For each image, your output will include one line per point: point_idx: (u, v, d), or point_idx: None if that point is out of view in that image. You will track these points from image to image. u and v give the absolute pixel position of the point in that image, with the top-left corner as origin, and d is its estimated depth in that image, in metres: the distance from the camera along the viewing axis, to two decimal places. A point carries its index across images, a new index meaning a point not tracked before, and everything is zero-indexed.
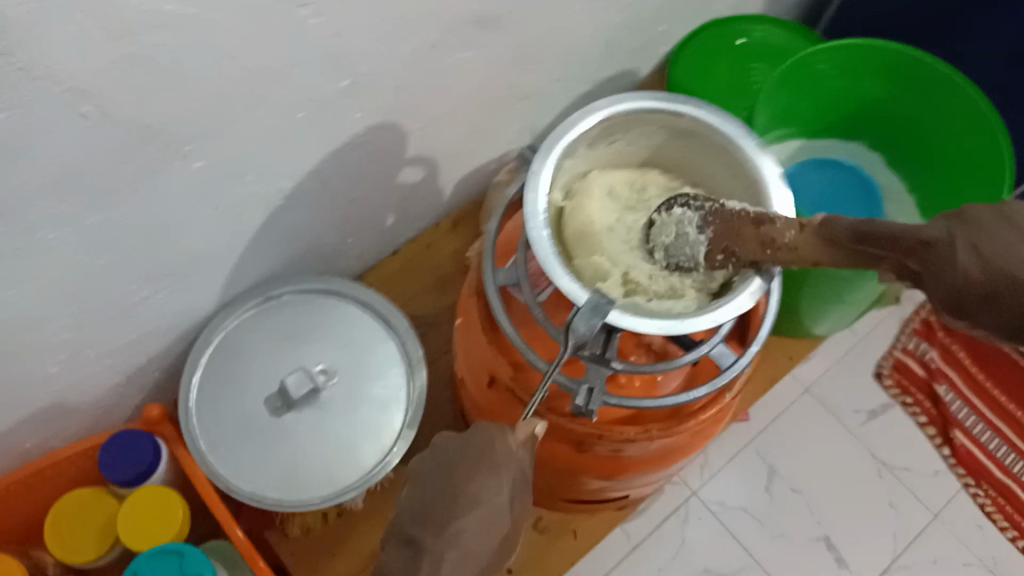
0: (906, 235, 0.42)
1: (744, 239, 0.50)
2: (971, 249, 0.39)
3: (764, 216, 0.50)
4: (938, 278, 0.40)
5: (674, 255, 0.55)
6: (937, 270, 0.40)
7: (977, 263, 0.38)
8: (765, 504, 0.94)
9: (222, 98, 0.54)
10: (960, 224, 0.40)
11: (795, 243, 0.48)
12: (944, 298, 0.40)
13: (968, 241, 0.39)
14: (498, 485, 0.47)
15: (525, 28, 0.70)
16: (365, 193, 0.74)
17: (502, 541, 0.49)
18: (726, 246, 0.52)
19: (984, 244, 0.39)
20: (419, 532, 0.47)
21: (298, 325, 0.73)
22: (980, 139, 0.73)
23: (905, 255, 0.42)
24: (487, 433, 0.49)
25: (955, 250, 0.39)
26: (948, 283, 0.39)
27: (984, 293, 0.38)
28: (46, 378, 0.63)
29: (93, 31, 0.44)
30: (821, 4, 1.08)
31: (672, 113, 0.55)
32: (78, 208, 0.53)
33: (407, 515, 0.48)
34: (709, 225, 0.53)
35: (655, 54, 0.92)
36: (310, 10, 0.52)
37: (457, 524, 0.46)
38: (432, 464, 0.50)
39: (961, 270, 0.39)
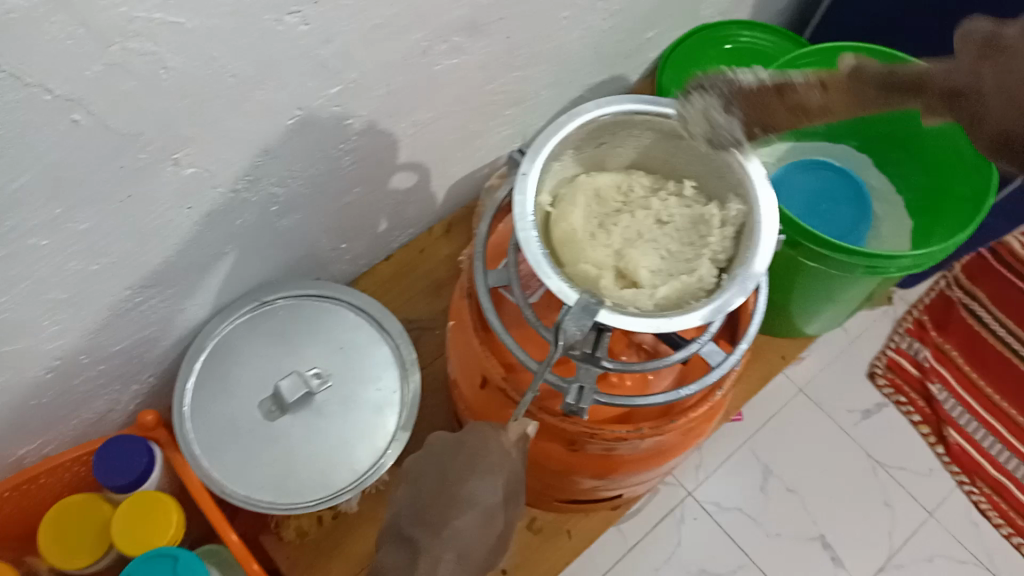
0: (941, 80, 0.45)
1: (774, 106, 0.52)
2: (1003, 89, 0.41)
3: (785, 85, 0.52)
4: (977, 122, 0.43)
5: (717, 140, 0.54)
6: (974, 117, 0.43)
7: (1008, 103, 0.41)
8: (760, 504, 0.95)
9: (211, 103, 0.54)
10: (992, 57, 0.42)
11: (827, 102, 0.51)
12: (988, 136, 0.43)
13: (998, 78, 0.41)
14: (493, 483, 0.48)
15: (514, 33, 0.71)
16: (358, 198, 0.74)
17: (499, 541, 0.49)
18: (761, 122, 0.52)
19: (1015, 89, 0.40)
20: (417, 533, 0.47)
21: (292, 330, 0.73)
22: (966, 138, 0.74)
23: (944, 102, 0.45)
24: (480, 435, 0.50)
25: (988, 91, 0.42)
26: (984, 127, 0.43)
27: (1019, 133, 0.41)
28: (40, 384, 0.63)
29: (81, 38, 0.44)
30: (809, 9, 1.09)
31: (658, 114, 0.56)
32: (70, 214, 0.53)
33: (404, 516, 0.48)
34: (735, 104, 0.53)
35: (644, 59, 0.93)
36: (298, 17, 0.53)
37: (454, 524, 0.46)
38: (427, 466, 0.50)
39: (995, 110, 0.42)
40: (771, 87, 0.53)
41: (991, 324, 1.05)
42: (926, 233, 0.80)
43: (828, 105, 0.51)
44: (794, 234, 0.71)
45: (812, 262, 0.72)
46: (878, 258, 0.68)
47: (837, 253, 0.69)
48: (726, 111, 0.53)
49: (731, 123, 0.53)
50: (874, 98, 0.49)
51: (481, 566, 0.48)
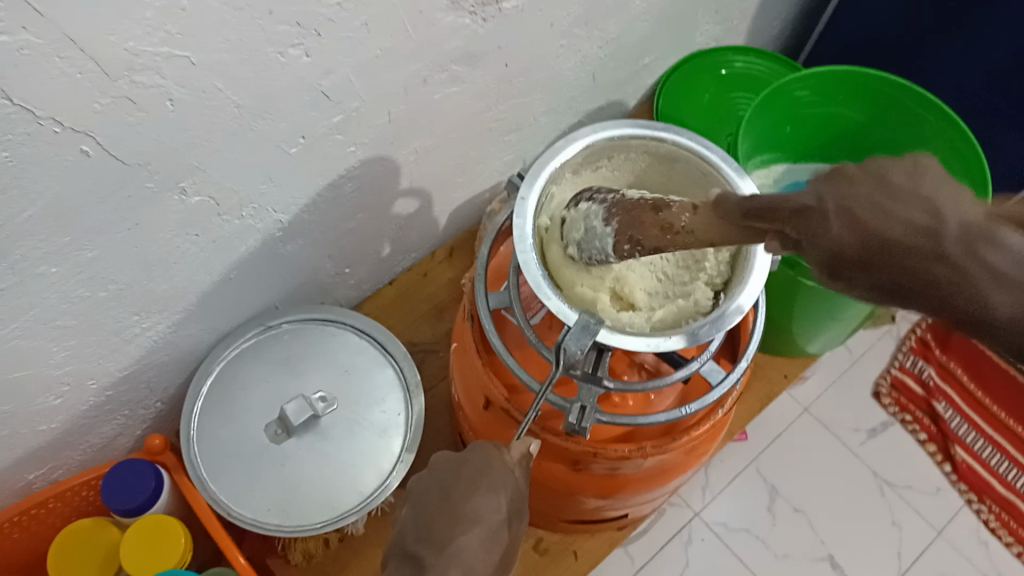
0: (789, 212, 0.38)
1: (645, 224, 0.50)
2: (839, 208, 0.35)
3: (662, 204, 0.50)
4: (812, 244, 0.36)
5: (586, 249, 0.55)
6: (811, 237, 0.36)
7: (848, 225, 0.34)
8: (766, 525, 0.95)
9: (216, 133, 0.56)
10: (836, 180, 0.36)
11: (692, 225, 0.47)
12: (823, 263, 0.36)
13: (845, 215, 0.35)
14: (497, 499, 0.48)
15: (512, 61, 0.72)
16: (361, 224, 0.76)
17: (505, 558, 0.48)
18: (630, 234, 0.51)
19: (856, 207, 0.34)
20: (422, 550, 0.47)
21: (297, 353, 0.74)
22: (959, 158, 0.74)
23: (783, 222, 0.38)
24: (483, 453, 0.51)
25: (835, 228, 0.35)
26: (822, 249, 0.36)
27: (876, 280, 0.34)
28: (49, 410, 0.64)
29: (90, 72, 0.46)
30: (805, 32, 1.11)
31: (654, 139, 0.57)
32: (79, 242, 0.54)
33: (408, 534, 0.48)
34: (614, 217, 0.53)
35: (642, 84, 0.94)
36: (301, 50, 0.55)
37: (459, 540, 0.46)
38: (432, 485, 0.50)
39: (849, 246, 0.34)
40: (649, 204, 0.51)
41: None
42: None
43: (687, 231, 0.47)
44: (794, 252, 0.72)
45: (810, 281, 0.73)
46: None
47: None
48: (604, 222, 0.53)
49: (604, 233, 0.53)
50: (730, 234, 0.44)
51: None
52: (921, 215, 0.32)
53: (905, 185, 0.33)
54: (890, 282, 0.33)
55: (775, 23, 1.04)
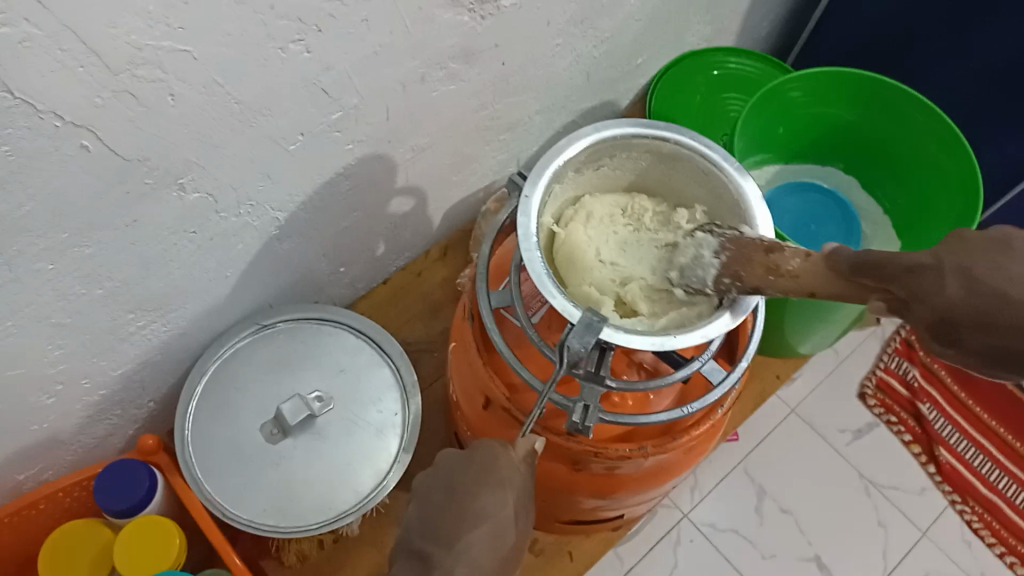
0: (901, 271, 0.41)
1: (755, 264, 0.50)
2: (963, 273, 0.38)
3: (778, 246, 0.49)
4: (923, 303, 0.40)
5: (687, 278, 0.55)
6: (923, 296, 0.39)
7: (958, 279, 0.38)
8: (755, 525, 0.95)
9: (216, 129, 0.55)
10: (955, 247, 0.40)
11: (801, 271, 0.47)
12: (928, 323, 0.40)
13: (967, 282, 0.38)
14: (503, 497, 0.48)
15: (509, 60, 0.72)
16: (356, 223, 0.75)
17: (510, 556, 0.49)
18: (734, 270, 0.51)
19: (978, 271, 0.38)
20: (429, 547, 0.47)
21: (292, 352, 0.74)
22: (951, 158, 0.76)
23: (894, 282, 0.41)
24: (488, 449, 0.50)
25: (956, 300, 0.38)
26: (936, 308, 0.39)
27: (990, 345, 0.37)
28: (40, 410, 0.63)
29: (92, 66, 0.45)
30: (794, 35, 1.12)
31: (657, 138, 0.57)
32: (76, 239, 0.54)
33: (414, 531, 0.48)
34: (725, 251, 0.52)
35: (635, 85, 0.95)
36: (302, 45, 0.55)
37: (467, 538, 0.46)
38: (437, 481, 0.50)
39: (965, 316, 0.38)
40: (763, 244, 0.50)
41: None
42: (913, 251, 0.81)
43: (797, 277, 0.47)
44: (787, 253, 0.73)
45: None
46: None
47: None
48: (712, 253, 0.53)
49: (707, 262, 0.53)
50: (838, 289, 0.45)
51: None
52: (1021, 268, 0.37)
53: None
54: (979, 333, 0.37)
55: (764, 26, 1.04)
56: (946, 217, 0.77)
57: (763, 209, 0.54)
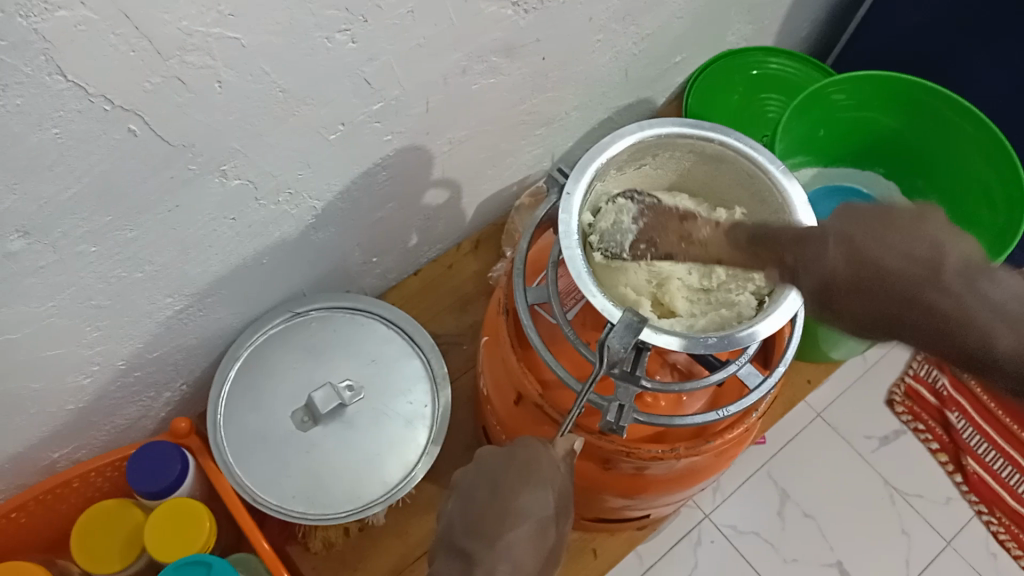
0: (793, 242, 0.48)
1: (666, 231, 0.55)
2: (853, 243, 0.44)
3: (687, 214, 0.55)
4: (811, 266, 0.46)
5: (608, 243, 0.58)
6: (811, 261, 0.46)
7: (850, 250, 0.43)
8: (777, 529, 0.95)
9: (260, 117, 0.55)
10: (859, 221, 0.44)
11: (708, 240, 0.52)
12: (811, 284, 0.46)
13: (851, 249, 0.43)
14: (543, 497, 0.50)
15: (550, 54, 0.72)
16: (391, 213, 0.75)
17: (552, 553, 0.50)
18: (649, 237, 0.55)
19: (874, 246, 0.42)
20: (471, 545, 0.49)
21: (323, 341, 0.74)
22: (994, 167, 0.75)
23: (787, 252, 0.48)
24: (529, 448, 0.52)
25: (840, 268, 0.43)
26: (819, 273, 0.45)
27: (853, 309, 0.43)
28: (77, 390, 0.64)
29: (143, 51, 0.45)
30: (833, 36, 1.10)
31: (701, 138, 0.56)
32: (119, 222, 0.54)
33: (458, 528, 0.50)
34: (642, 216, 0.56)
35: (672, 82, 0.94)
36: (347, 35, 0.54)
37: (507, 536, 0.48)
38: (480, 479, 0.52)
39: (846, 279, 0.43)
40: (676, 213, 0.55)
41: None
42: None
43: (704, 243, 0.52)
44: None
45: None
46: None
47: None
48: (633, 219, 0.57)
49: (627, 227, 0.56)
50: (736, 260, 0.51)
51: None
52: (920, 246, 0.41)
53: (910, 232, 0.42)
54: (866, 299, 0.43)
55: (804, 26, 1.03)
56: (987, 226, 0.76)
57: (807, 211, 0.53)
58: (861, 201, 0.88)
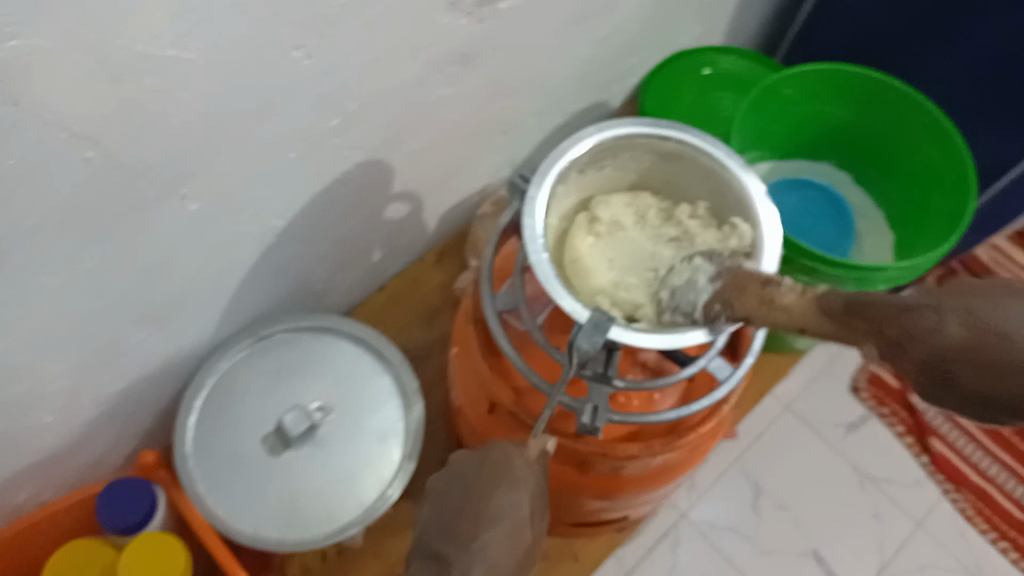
0: (895, 310, 0.36)
1: (748, 292, 0.47)
2: (966, 321, 0.33)
3: (772, 279, 0.47)
4: (914, 342, 0.34)
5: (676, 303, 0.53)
6: (914, 333, 0.34)
7: (961, 322, 0.33)
8: (752, 522, 0.96)
9: (218, 137, 0.55)
10: (964, 292, 0.34)
11: (792, 305, 0.43)
12: (916, 367, 0.35)
13: (976, 316, 0.33)
14: (518, 495, 0.48)
15: (505, 63, 0.72)
16: (354, 229, 0.75)
17: (528, 555, 0.48)
18: (725, 298, 0.49)
19: (981, 315, 0.32)
20: (447, 548, 0.46)
21: (291, 362, 0.73)
22: (943, 151, 0.77)
23: (885, 322, 0.36)
24: (502, 449, 0.50)
25: (953, 343, 0.33)
26: (926, 347, 0.34)
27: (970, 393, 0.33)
28: (40, 428, 0.62)
29: (97, 77, 0.44)
30: (778, 33, 1.13)
31: (659, 137, 0.57)
32: (78, 251, 0.53)
33: (432, 531, 0.48)
34: (720, 278, 0.50)
35: (626, 85, 0.95)
36: (303, 51, 0.54)
37: (483, 537, 0.46)
38: (454, 483, 0.50)
39: (951, 352, 0.33)
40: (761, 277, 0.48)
41: None
42: (906, 246, 0.83)
43: (787, 308, 0.43)
44: (787, 249, 0.74)
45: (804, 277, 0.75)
46: (868, 270, 0.71)
47: (830, 267, 0.72)
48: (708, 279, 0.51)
49: (700, 287, 0.51)
50: (824, 327, 0.41)
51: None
52: None
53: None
54: (977, 374, 0.32)
55: (750, 25, 1.05)
56: (940, 209, 0.78)
57: (767, 203, 0.54)
58: (816, 191, 0.90)
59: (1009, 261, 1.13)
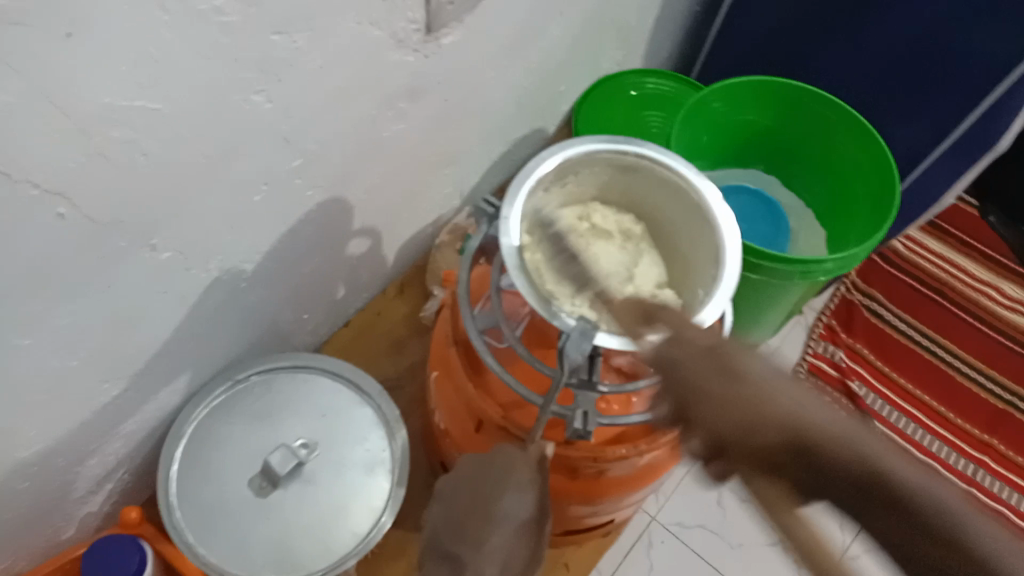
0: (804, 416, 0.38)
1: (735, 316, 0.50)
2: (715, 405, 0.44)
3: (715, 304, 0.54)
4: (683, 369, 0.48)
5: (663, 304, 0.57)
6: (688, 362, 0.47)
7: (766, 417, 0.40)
8: (718, 517, 0.97)
9: (186, 186, 0.55)
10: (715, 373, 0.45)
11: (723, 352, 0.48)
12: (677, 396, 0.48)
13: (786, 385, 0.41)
14: (522, 498, 0.51)
15: (450, 96, 0.75)
16: (317, 268, 0.76)
17: (535, 554, 0.53)
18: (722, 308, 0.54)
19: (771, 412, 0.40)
20: (458, 549, 0.52)
21: (270, 405, 0.74)
22: (864, 149, 0.83)
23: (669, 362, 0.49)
24: (507, 454, 0.53)
25: (758, 400, 0.41)
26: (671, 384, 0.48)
27: (736, 422, 0.42)
28: (17, 496, 0.61)
29: (66, 129, 0.44)
30: (693, 52, 1.19)
31: (618, 152, 0.61)
32: (51, 310, 0.52)
33: (442, 532, 0.54)
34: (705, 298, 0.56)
35: (560, 110, 0.99)
36: (263, 95, 0.55)
37: (489, 540, 0.51)
38: (461, 485, 0.54)
39: (762, 396, 0.41)
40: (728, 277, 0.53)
41: (893, 320, 1.14)
42: (839, 238, 0.89)
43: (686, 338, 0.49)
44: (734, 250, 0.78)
45: (752, 273, 0.79)
46: (809, 263, 0.76)
47: (774, 262, 0.76)
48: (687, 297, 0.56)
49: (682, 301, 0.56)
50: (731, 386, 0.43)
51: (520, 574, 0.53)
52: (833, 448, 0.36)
53: (831, 411, 0.39)
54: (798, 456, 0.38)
55: (667, 47, 1.11)
56: (868, 202, 0.84)
57: (723, 206, 0.58)
58: (749, 196, 0.95)
59: (924, 248, 1.21)
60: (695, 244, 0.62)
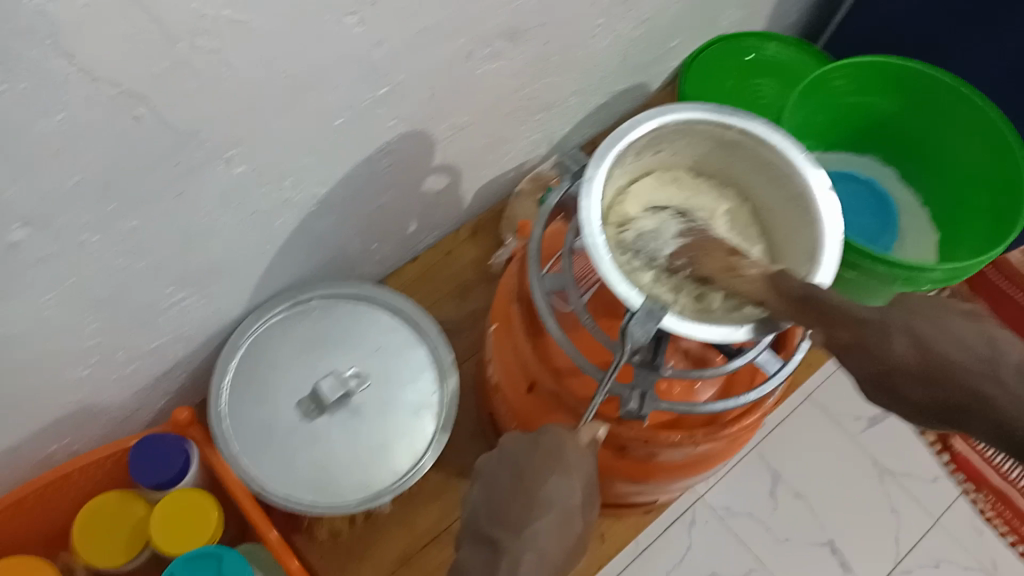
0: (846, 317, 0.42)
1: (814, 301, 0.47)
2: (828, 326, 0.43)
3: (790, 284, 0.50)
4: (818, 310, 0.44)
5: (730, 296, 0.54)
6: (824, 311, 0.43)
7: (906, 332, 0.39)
8: (767, 509, 0.94)
9: (267, 103, 0.54)
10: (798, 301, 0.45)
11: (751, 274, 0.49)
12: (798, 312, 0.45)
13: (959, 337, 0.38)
14: (569, 484, 0.51)
15: (552, 39, 0.71)
16: (392, 200, 0.74)
17: (576, 543, 0.51)
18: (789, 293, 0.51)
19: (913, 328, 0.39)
20: (498, 534, 0.49)
21: (327, 330, 0.74)
22: (996, 154, 0.76)
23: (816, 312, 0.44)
24: (554, 435, 0.53)
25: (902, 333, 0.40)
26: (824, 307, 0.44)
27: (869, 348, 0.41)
28: (77, 382, 0.62)
29: (152, 35, 0.43)
30: (822, 21, 1.11)
31: (721, 123, 0.56)
32: (122, 211, 0.52)
33: (483, 516, 0.51)
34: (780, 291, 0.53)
35: (668, 65, 0.94)
36: (356, 19, 0.53)
37: (534, 525, 0.49)
38: (503, 466, 0.53)
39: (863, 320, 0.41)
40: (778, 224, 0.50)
41: None
42: (952, 244, 0.82)
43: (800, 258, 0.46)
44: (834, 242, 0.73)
45: (849, 271, 0.74)
46: (914, 269, 0.70)
47: (875, 262, 0.71)
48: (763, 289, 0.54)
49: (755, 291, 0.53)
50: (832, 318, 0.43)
51: (561, 564, 0.50)
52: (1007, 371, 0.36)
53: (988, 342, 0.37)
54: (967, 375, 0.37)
55: (794, 12, 1.04)
56: (988, 210, 0.77)
57: (828, 196, 0.54)
58: (858, 185, 0.89)
59: None
60: (791, 232, 0.58)
